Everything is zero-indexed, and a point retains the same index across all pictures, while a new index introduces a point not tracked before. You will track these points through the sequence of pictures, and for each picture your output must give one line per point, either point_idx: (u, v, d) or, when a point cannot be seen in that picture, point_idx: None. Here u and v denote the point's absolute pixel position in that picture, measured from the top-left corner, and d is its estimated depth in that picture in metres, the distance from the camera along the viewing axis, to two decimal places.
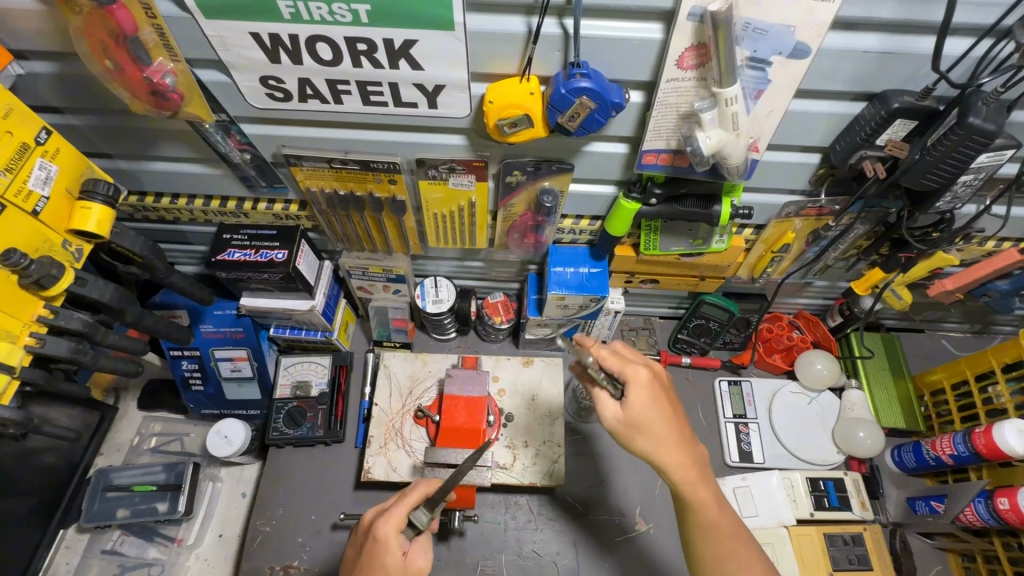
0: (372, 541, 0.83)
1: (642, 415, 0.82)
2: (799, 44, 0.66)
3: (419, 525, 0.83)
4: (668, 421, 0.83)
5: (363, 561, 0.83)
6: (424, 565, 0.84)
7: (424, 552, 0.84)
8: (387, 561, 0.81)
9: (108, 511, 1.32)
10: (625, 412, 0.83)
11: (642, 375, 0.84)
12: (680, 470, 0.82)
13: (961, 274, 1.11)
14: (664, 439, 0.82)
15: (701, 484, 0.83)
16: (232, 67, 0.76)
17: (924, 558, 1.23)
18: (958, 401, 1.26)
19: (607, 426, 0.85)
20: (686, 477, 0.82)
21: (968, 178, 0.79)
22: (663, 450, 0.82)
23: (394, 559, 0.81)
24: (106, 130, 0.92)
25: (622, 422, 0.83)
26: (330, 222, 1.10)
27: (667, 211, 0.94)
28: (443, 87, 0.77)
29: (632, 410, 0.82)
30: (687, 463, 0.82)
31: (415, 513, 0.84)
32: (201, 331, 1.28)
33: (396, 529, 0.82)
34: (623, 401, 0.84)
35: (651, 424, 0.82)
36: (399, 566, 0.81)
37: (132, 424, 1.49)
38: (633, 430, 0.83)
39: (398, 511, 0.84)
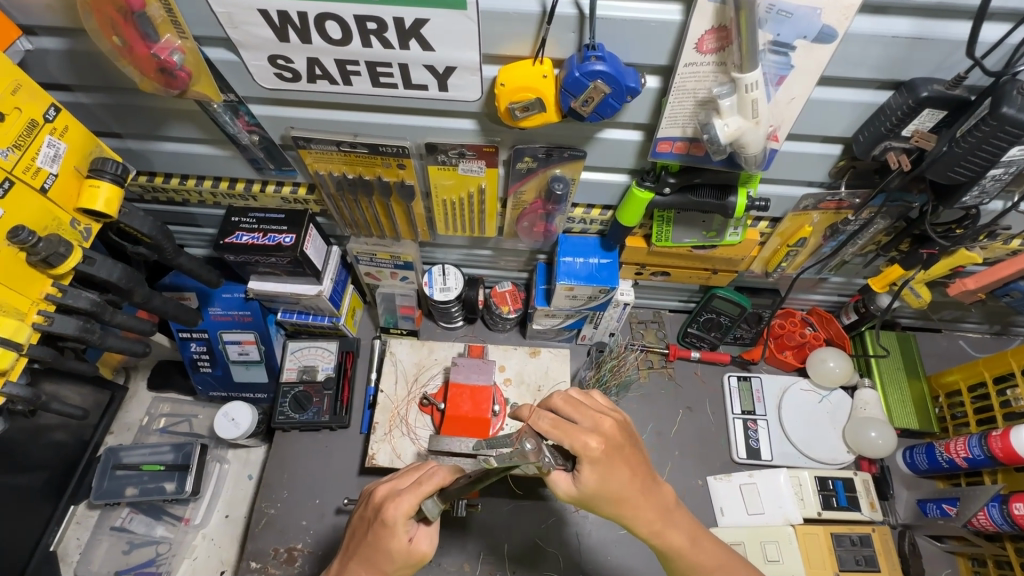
0: (381, 524, 0.81)
1: (599, 489, 0.77)
2: (825, 28, 0.63)
3: (429, 515, 0.81)
4: (627, 487, 0.78)
5: (370, 538, 0.83)
6: (428, 548, 0.84)
7: (428, 537, 0.84)
8: (393, 545, 0.81)
9: (117, 489, 1.34)
10: (582, 490, 0.77)
11: (597, 446, 0.76)
12: (646, 526, 0.80)
13: (983, 273, 1.07)
14: (625, 505, 0.79)
15: (669, 534, 0.82)
16: (240, 46, 0.75)
17: (933, 562, 1.21)
18: (974, 403, 1.23)
19: (567, 498, 0.80)
20: (658, 532, 0.81)
21: (998, 172, 0.76)
22: (629, 512, 0.79)
23: (398, 543, 0.81)
24: (115, 109, 0.91)
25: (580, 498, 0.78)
26: (338, 207, 1.09)
27: (680, 201, 0.92)
28: (453, 69, 0.75)
29: (591, 489, 0.77)
30: (652, 517, 0.81)
31: (426, 501, 0.81)
32: (209, 313, 1.28)
33: (405, 516, 0.80)
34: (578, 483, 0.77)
35: (611, 493, 0.77)
36: (403, 550, 0.81)
37: (141, 403, 1.50)
38: (595, 502, 0.78)
39: (409, 500, 0.80)
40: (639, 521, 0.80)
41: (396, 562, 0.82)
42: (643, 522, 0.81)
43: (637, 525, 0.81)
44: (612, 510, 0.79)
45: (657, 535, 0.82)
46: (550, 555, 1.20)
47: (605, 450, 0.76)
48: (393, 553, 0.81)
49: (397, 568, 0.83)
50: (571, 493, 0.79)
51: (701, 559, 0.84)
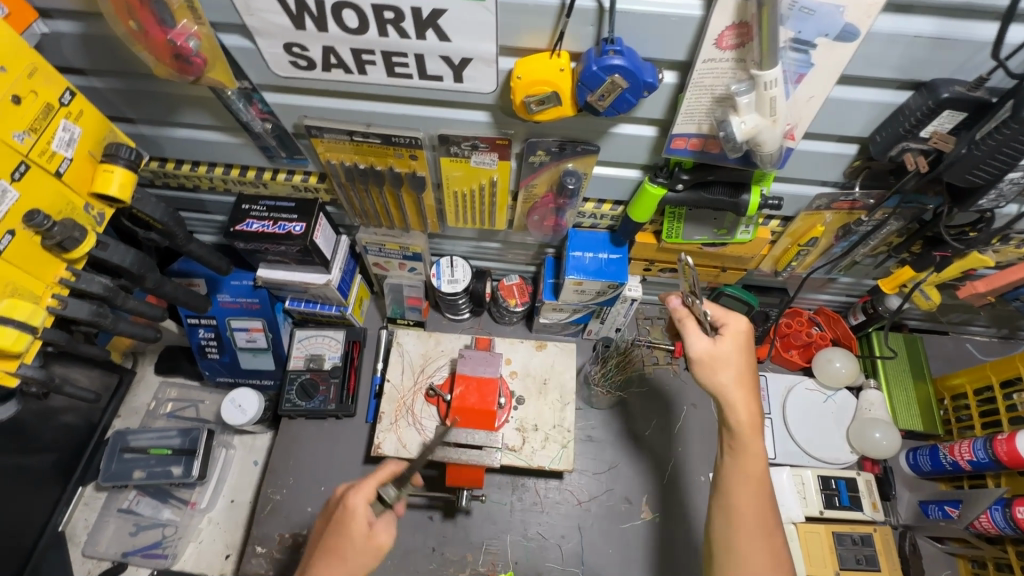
0: (341, 511, 0.84)
1: (726, 356, 0.86)
2: (847, 26, 0.62)
3: (387, 500, 0.85)
4: (748, 371, 0.87)
5: (331, 528, 0.84)
6: (387, 542, 0.84)
7: (388, 529, 0.85)
8: (352, 531, 0.82)
9: (125, 471, 1.36)
10: (707, 348, 0.87)
11: (737, 323, 0.88)
12: (745, 412, 0.84)
13: (994, 277, 1.07)
14: (735, 385, 0.85)
15: (751, 438, 0.84)
16: (255, 33, 0.75)
17: (933, 564, 1.22)
18: (980, 406, 1.23)
19: (691, 349, 0.89)
20: (741, 424, 0.84)
21: (1016, 175, 0.75)
22: (736, 396, 0.85)
23: (358, 529, 0.82)
24: (128, 95, 0.91)
25: (700, 355, 0.88)
26: (348, 196, 1.09)
27: (693, 198, 0.92)
28: (469, 61, 0.75)
29: (717, 348, 0.87)
30: (747, 419, 0.84)
31: (384, 487, 0.86)
32: (218, 300, 1.29)
33: (365, 501, 0.84)
34: (711, 340, 0.87)
35: (734, 364, 0.86)
36: (364, 537, 0.82)
37: (148, 388, 1.51)
38: (710, 367, 0.87)
39: (369, 484, 0.86)
40: (735, 410, 0.85)
41: (357, 554, 0.81)
42: (736, 414, 0.84)
43: (731, 412, 0.85)
44: (718, 379, 0.86)
45: (738, 434, 0.85)
46: (552, 546, 1.21)
47: (746, 335, 0.88)
48: (354, 538, 0.82)
49: (358, 564, 0.81)
50: (695, 349, 0.88)
51: (749, 493, 0.83)
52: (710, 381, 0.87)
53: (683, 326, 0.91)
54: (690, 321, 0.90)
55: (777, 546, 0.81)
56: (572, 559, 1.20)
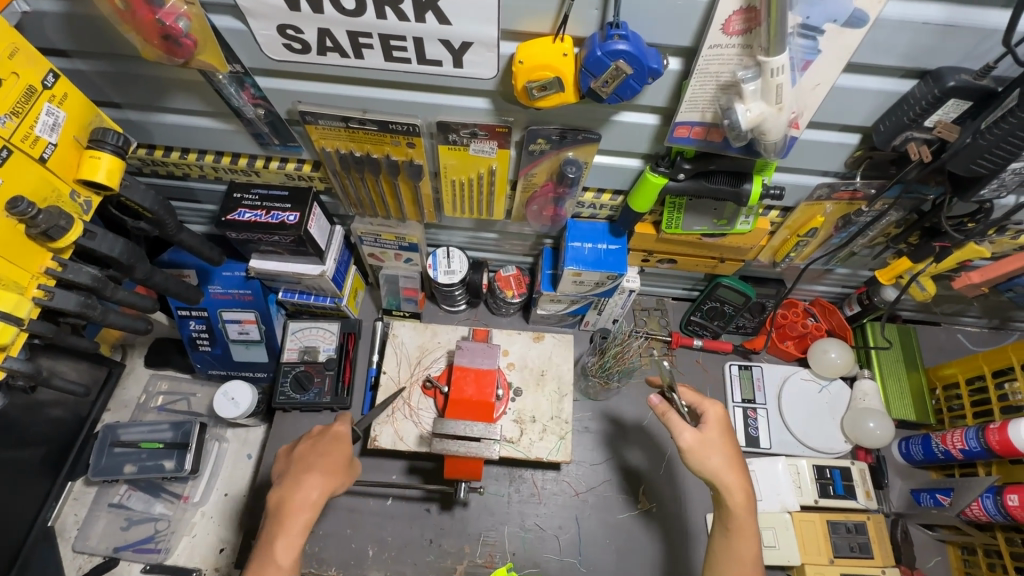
0: (332, 432, 1.00)
1: (712, 442, 0.92)
2: (857, 12, 0.61)
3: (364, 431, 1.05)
4: (736, 454, 0.93)
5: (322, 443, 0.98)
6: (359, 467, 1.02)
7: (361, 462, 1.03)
8: (343, 446, 0.98)
9: (115, 466, 1.34)
10: (695, 438, 0.92)
11: (716, 410, 0.95)
12: (739, 493, 0.90)
13: (989, 267, 1.07)
14: (725, 466, 0.91)
15: (743, 517, 0.89)
16: (248, 14, 0.72)
17: (923, 550, 1.24)
18: (972, 396, 1.25)
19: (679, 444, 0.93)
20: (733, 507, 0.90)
21: (1019, 165, 0.75)
22: (728, 476, 0.90)
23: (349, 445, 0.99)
24: (115, 78, 0.88)
25: (690, 445, 0.92)
26: (344, 185, 1.07)
27: (694, 187, 0.91)
28: (470, 45, 0.73)
29: (705, 436, 0.93)
30: (741, 499, 0.90)
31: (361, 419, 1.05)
32: (209, 291, 1.26)
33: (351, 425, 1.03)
34: (697, 430, 0.93)
35: (720, 449, 0.92)
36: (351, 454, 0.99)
37: (138, 381, 1.49)
38: (701, 454, 0.92)
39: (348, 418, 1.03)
40: (731, 492, 0.90)
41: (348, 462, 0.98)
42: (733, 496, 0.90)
43: (727, 495, 0.90)
44: (709, 463, 0.91)
45: (732, 515, 0.90)
46: (550, 537, 1.21)
47: (725, 419, 0.95)
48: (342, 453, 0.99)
49: (344, 474, 0.96)
50: (685, 439, 0.93)
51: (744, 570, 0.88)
52: (705, 468, 0.92)
53: (669, 421, 0.94)
54: (674, 415, 0.94)
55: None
56: (570, 549, 1.20)
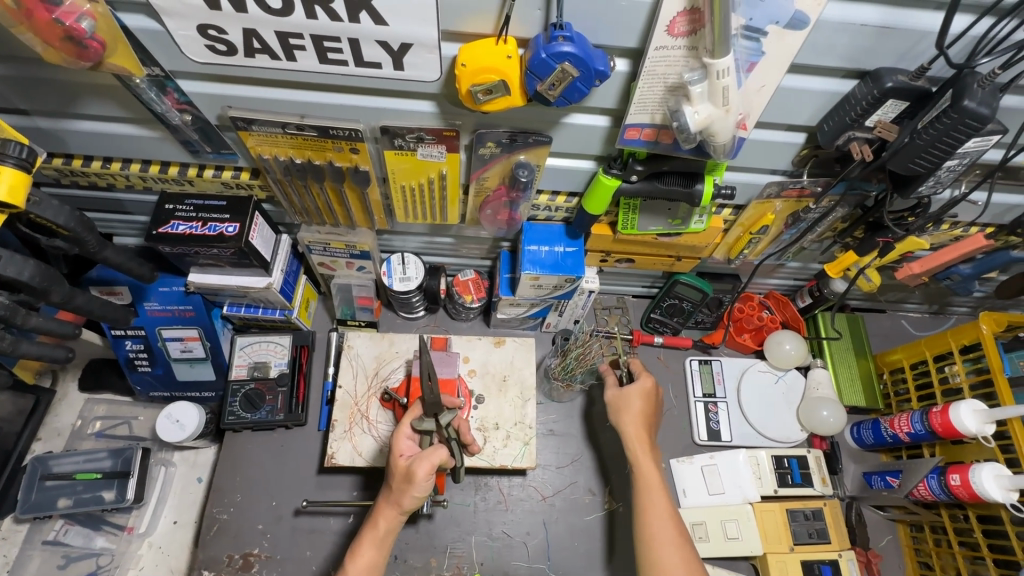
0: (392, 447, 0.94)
1: (627, 396, 1.08)
2: (798, 13, 0.61)
3: (423, 432, 0.91)
4: (647, 409, 1.08)
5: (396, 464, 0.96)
6: (421, 472, 0.85)
7: (426, 463, 0.86)
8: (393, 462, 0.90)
9: (48, 501, 1.24)
10: (614, 393, 1.10)
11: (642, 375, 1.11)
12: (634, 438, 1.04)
13: (928, 258, 1.12)
14: (632, 419, 1.06)
15: (643, 460, 1.02)
16: (162, 13, 0.66)
17: (875, 529, 1.29)
18: (916, 379, 1.30)
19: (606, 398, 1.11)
20: (634, 447, 1.04)
21: (953, 163, 0.78)
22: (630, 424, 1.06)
23: (398, 459, 0.90)
24: (18, 82, 0.80)
25: (611, 399, 1.10)
26: (286, 193, 1.01)
27: (647, 189, 0.90)
28: (410, 46, 0.69)
29: (623, 392, 1.09)
30: (638, 445, 1.04)
31: (419, 422, 0.92)
32: (145, 309, 1.17)
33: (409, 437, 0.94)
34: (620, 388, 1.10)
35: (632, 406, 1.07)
36: (401, 465, 0.89)
37: (72, 406, 1.38)
38: (619, 407, 1.09)
39: (406, 423, 0.94)
40: (628, 436, 1.05)
41: (398, 476, 0.88)
42: (629, 435, 1.05)
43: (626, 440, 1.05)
44: (619, 414, 1.08)
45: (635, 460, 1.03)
46: (518, 544, 1.20)
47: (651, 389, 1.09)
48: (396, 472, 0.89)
49: (401, 490, 0.87)
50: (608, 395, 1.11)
51: (650, 497, 0.97)
52: (618, 422, 1.08)
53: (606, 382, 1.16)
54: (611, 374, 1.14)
55: (680, 535, 0.93)
56: (539, 555, 1.19)
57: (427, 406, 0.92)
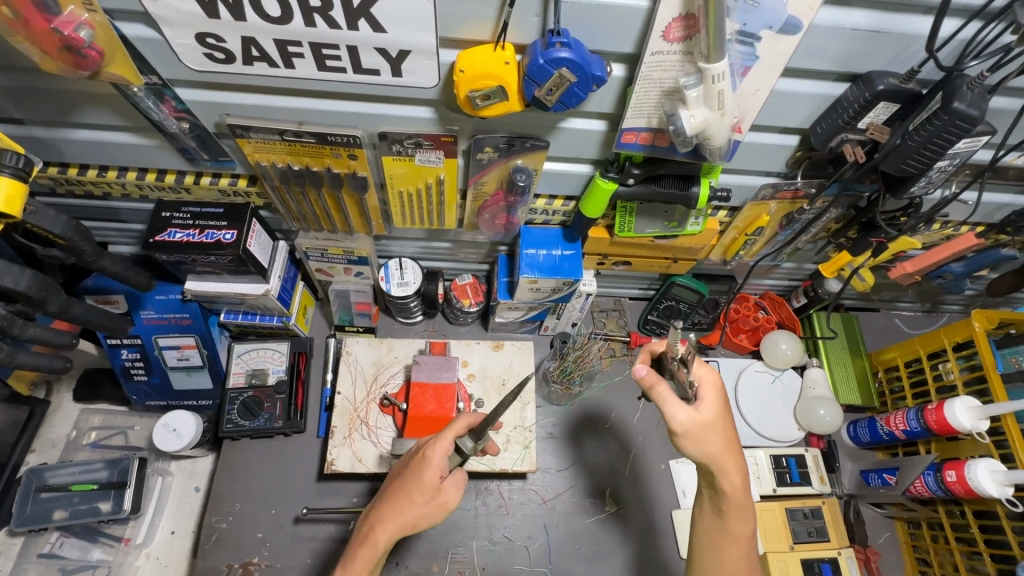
0: (419, 458, 0.85)
1: (710, 423, 0.79)
2: (790, 19, 0.62)
3: (464, 451, 0.83)
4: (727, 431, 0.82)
5: (408, 469, 0.85)
6: (451, 499, 0.84)
7: (456, 488, 0.85)
8: (425, 477, 0.82)
9: (43, 513, 1.22)
10: (692, 419, 0.78)
11: (713, 384, 0.81)
12: (733, 481, 0.82)
13: (921, 257, 1.13)
14: (721, 453, 0.80)
15: (743, 511, 0.85)
16: (160, 21, 0.66)
17: (874, 526, 1.30)
18: (911, 377, 1.32)
19: (675, 423, 0.78)
20: (732, 496, 0.84)
21: (944, 163, 0.79)
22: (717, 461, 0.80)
23: (432, 476, 0.82)
24: (12, 92, 0.79)
25: (687, 428, 0.78)
26: (284, 200, 1.01)
27: (644, 192, 0.91)
28: (408, 53, 0.69)
29: (704, 418, 0.79)
30: (737, 485, 0.83)
31: (461, 439, 0.84)
32: (141, 317, 1.17)
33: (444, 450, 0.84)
34: (694, 410, 0.79)
35: (715, 430, 0.80)
36: (433, 486, 0.82)
37: (67, 417, 1.37)
38: (696, 437, 0.79)
39: (447, 438, 0.85)
40: (727, 476, 0.82)
41: (427, 497, 0.82)
42: (727, 483, 0.82)
43: (724, 478, 0.82)
44: (702, 450, 0.80)
45: (729, 497, 0.84)
46: (520, 548, 1.19)
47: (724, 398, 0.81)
48: (427, 492, 0.82)
49: (421, 512, 0.82)
50: (681, 422, 0.78)
51: (734, 550, 0.86)
52: (694, 452, 0.80)
53: (660, 396, 0.79)
54: (664, 387, 0.79)
55: None
56: (540, 559, 1.19)
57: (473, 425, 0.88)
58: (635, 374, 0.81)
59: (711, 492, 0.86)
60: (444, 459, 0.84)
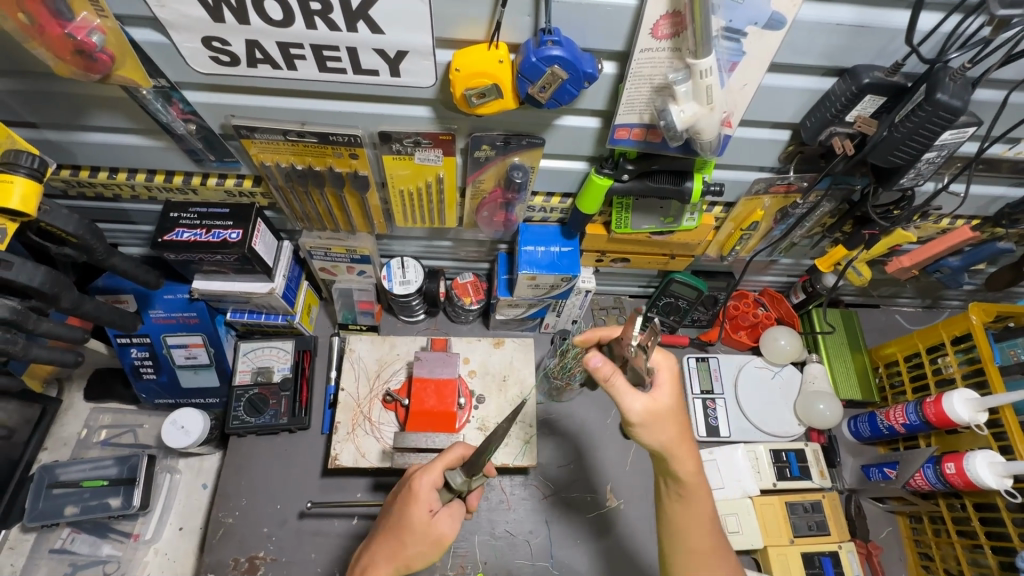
0: (407, 492, 0.85)
1: (664, 411, 0.80)
2: (775, 14, 0.64)
3: (453, 487, 0.83)
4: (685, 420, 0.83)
5: (397, 505, 0.87)
6: (446, 533, 0.86)
7: (450, 520, 0.86)
8: (415, 515, 0.83)
9: (55, 509, 1.25)
10: (646, 407, 0.80)
11: (668, 371, 0.82)
12: (687, 467, 0.83)
13: (917, 251, 1.14)
14: (675, 440, 0.82)
15: (700, 495, 0.86)
16: (169, 27, 0.69)
17: (875, 522, 1.30)
18: (910, 372, 1.32)
19: (631, 411, 0.80)
20: (685, 480, 0.84)
21: (931, 155, 0.80)
22: (670, 449, 0.81)
23: (421, 512, 0.83)
24: (27, 96, 0.83)
25: (641, 416, 0.80)
26: (288, 200, 1.04)
27: (639, 187, 0.92)
28: (405, 54, 0.72)
29: (659, 408, 0.80)
30: (692, 469, 0.84)
31: (451, 474, 0.85)
32: (150, 316, 1.19)
33: (433, 485, 0.85)
34: (650, 397, 0.80)
35: (671, 419, 0.81)
36: (425, 523, 0.83)
37: (78, 416, 1.40)
38: (652, 425, 0.80)
39: (437, 469, 0.86)
40: (682, 462, 0.82)
41: (418, 535, 0.84)
42: (681, 467, 0.83)
43: (679, 463, 0.83)
44: (660, 438, 0.81)
45: (686, 482, 0.85)
46: (521, 543, 1.21)
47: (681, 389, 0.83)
48: (416, 529, 0.83)
49: (414, 549, 0.84)
50: (636, 411, 0.80)
51: (700, 532, 0.87)
52: (647, 439, 0.81)
53: (614, 387, 0.80)
54: (620, 378, 0.80)
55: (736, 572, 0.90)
56: (541, 554, 1.20)
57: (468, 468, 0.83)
58: (590, 365, 0.81)
59: (669, 479, 0.87)
60: (434, 494, 0.85)
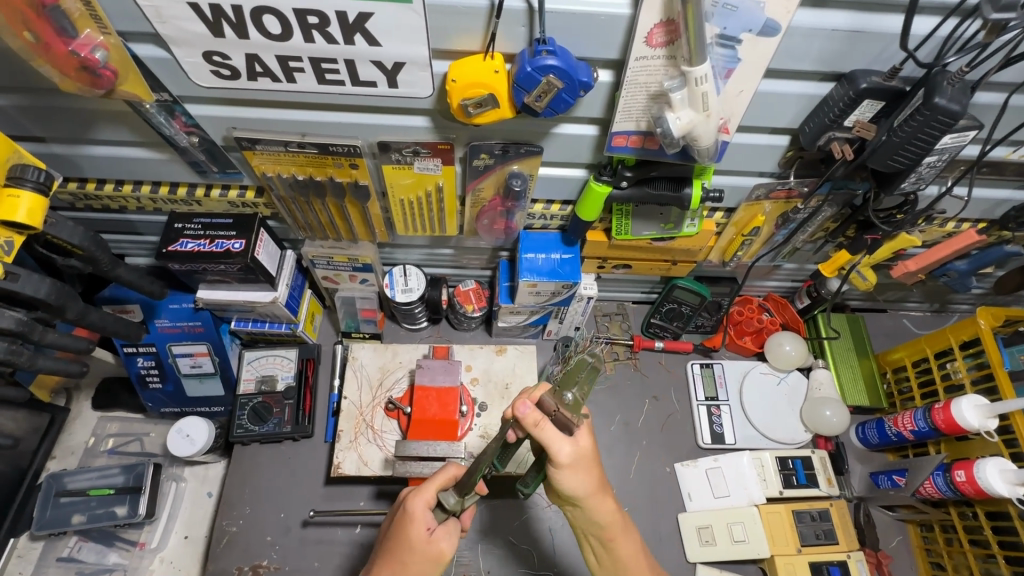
0: (402, 514, 0.83)
1: (589, 452, 0.77)
2: (769, 21, 0.64)
3: (447, 507, 0.84)
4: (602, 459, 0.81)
5: (392, 531, 0.84)
6: (447, 549, 0.82)
7: (449, 536, 0.83)
8: (413, 534, 0.81)
9: (63, 517, 1.26)
10: (574, 450, 0.75)
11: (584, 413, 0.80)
12: (608, 512, 0.81)
13: (922, 255, 1.13)
14: (595, 487, 0.79)
15: (626, 538, 0.84)
16: (170, 42, 0.70)
17: (885, 530, 1.28)
18: (918, 377, 1.30)
19: (558, 459, 0.74)
20: (607, 523, 0.82)
21: (932, 159, 0.80)
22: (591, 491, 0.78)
23: (420, 530, 0.81)
24: (34, 111, 0.84)
25: (570, 459, 0.75)
26: (290, 210, 1.05)
27: (638, 195, 0.93)
28: (402, 65, 0.73)
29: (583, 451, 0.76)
30: (611, 514, 0.82)
31: (444, 495, 0.85)
32: (156, 326, 1.21)
33: (426, 505, 0.83)
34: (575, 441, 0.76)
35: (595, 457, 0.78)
36: (425, 541, 0.81)
37: (86, 425, 1.41)
38: (579, 469, 0.76)
39: (429, 489, 0.85)
40: (600, 507, 0.80)
41: (419, 555, 0.80)
42: (600, 511, 0.80)
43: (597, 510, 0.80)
44: (582, 485, 0.77)
45: (607, 526, 0.82)
46: (523, 552, 1.17)
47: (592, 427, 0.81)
48: (414, 549, 0.80)
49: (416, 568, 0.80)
50: (566, 454, 0.74)
51: (635, 566, 0.85)
52: (576, 481, 0.77)
53: (544, 433, 0.74)
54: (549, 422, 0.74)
55: None
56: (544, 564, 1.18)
57: (466, 481, 0.84)
58: (518, 413, 0.74)
59: (590, 529, 0.83)
60: (430, 514, 0.83)
